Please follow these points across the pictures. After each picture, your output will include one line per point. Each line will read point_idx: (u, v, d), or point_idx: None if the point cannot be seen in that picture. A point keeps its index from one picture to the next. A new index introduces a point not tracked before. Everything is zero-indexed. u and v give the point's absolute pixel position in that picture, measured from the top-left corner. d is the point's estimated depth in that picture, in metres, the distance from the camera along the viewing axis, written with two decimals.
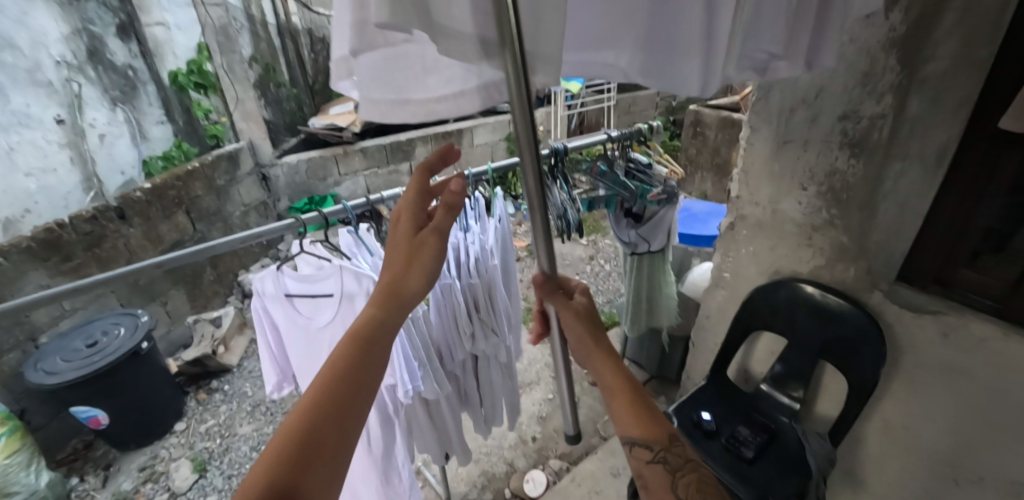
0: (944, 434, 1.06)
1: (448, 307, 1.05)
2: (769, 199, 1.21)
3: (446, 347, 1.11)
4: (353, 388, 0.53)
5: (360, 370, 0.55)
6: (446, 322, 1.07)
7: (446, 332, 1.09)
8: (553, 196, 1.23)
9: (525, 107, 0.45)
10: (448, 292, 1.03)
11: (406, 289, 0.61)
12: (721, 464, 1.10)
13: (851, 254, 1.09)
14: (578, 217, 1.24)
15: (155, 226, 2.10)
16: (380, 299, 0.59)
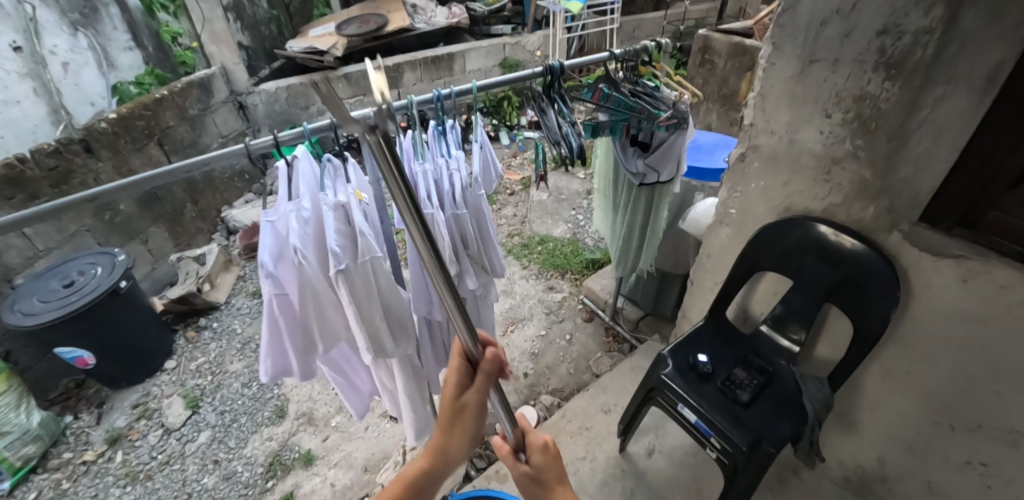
0: (947, 382, 1.02)
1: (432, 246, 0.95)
2: (787, 128, 1.09)
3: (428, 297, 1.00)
4: None
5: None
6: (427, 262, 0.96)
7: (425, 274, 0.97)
8: (550, 121, 1.12)
9: (408, 217, 0.41)
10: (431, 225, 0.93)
11: (449, 448, 0.65)
12: (715, 408, 1.06)
13: (872, 191, 0.99)
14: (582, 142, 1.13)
15: (125, 161, 1.98)
16: (430, 453, 0.67)
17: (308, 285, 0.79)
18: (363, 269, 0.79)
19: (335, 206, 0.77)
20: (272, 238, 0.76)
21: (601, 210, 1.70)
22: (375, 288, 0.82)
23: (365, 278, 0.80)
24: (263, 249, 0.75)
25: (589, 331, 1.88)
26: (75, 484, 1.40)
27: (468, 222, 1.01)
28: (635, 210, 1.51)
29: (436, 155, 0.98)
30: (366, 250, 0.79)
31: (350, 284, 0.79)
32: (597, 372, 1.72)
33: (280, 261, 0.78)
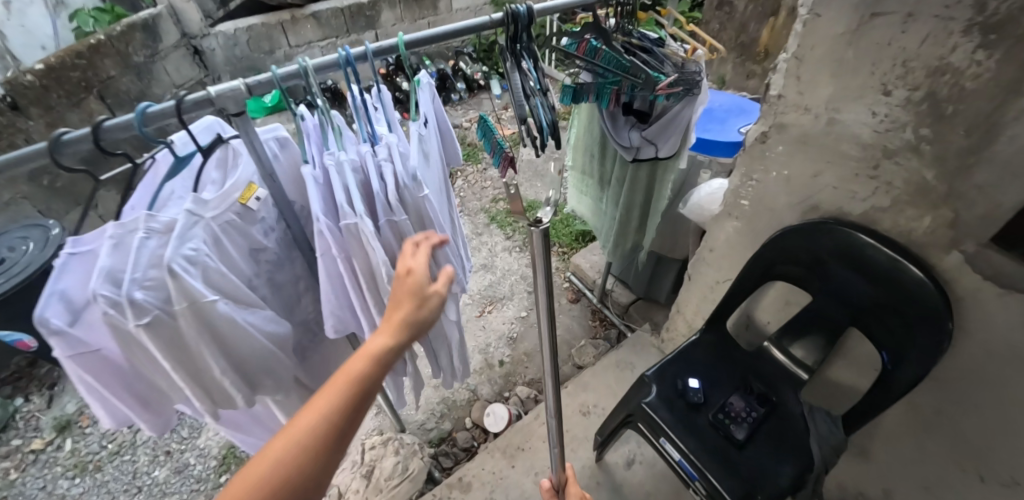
0: (988, 431, 0.84)
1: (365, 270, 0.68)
2: (826, 104, 0.82)
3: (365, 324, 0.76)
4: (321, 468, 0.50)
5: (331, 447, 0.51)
6: (353, 283, 0.70)
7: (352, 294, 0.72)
8: (512, 84, 0.75)
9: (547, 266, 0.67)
10: (358, 238, 0.65)
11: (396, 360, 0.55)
12: (705, 448, 0.89)
13: (932, 196, 0.75)
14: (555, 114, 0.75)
15: (61, 118, 1.79)
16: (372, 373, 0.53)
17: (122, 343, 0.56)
18: (191, 319, 0.58)
19: (148, 233, 0.55)
20: (75, 280, 0.54)
21: (574, 187, 1.45)
22: (213, 338, 0.61)
23: (197, 327, 0.59)
24: (48, 300, 0.51)
25: (574, 314, 1.70)
26: (24, 475, 1.34)
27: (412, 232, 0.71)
28: (633, 189, 1.25)
29: (360, 138, 0.70)
30: (188, 294, 0.57)
31: (162, 341, 0.57)
32: (579, 363, 1.54)
33: (81, 310, 0.54)
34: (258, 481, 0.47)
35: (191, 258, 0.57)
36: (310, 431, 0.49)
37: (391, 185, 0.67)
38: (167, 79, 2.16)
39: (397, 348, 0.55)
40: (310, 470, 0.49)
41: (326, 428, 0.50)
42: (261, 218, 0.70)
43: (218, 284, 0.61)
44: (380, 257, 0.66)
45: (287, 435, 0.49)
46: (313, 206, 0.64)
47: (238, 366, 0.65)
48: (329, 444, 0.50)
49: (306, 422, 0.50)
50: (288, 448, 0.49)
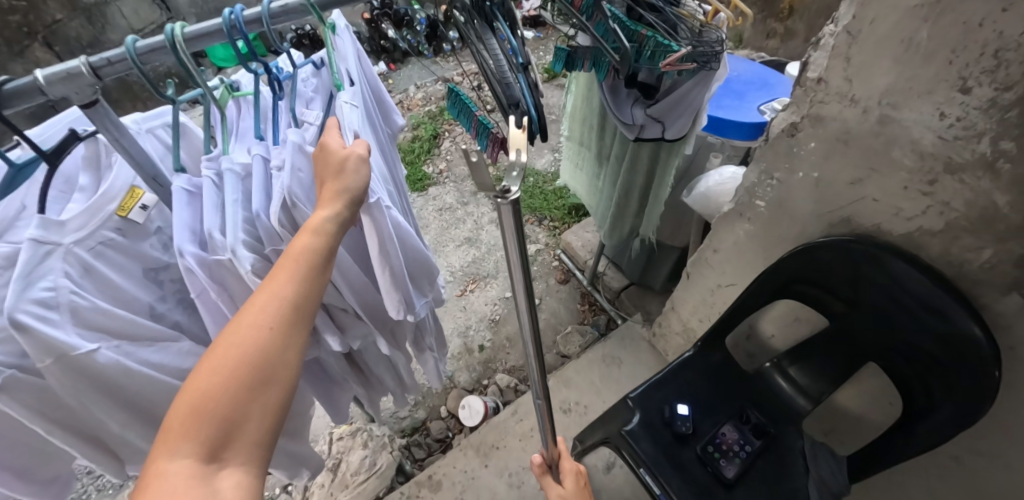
0: (1015, 488, 0.72)
1: None
2: (880, 97, 0.63)
3: None
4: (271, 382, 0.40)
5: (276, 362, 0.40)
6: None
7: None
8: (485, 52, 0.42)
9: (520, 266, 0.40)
10: (236, 277, 0.49)
11: (329, 250, 0.46)
12: (687, 488, 0.77)
13: (1001, 226, 0.58)
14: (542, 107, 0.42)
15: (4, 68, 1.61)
16: (300, 269, 0.44)
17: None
18: (66, 374, 0.43)
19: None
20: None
21: (570, 159, 1.25)
22: (105, 387, 0.47)
23: (71, 385, 0.44)
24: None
25: (563, 296, 1.48)
26: None
27: None
28: (633, 170, 1.03)
29: (256, 133, 0.53)
30: (48, 348, 0.42)
31: (26, 399, 0.44)
32: (563, 353, 1.36)
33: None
34: (213, 374, 0.38)
35: (48, 301, 0.42)
36: (258, 309, 0.41)
37: (280, 205, 0.49)
38: (124, 22, 1.92)
39: (343, 219, 0.48)
40: (271, 350, 0.40)
41: (278, 299, 0.42)
42: (157, 228, 0.54)
43: (101, 324, 0.46)
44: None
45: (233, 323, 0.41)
46: (174, 232, 0.47)
47: (147, 412, 0.51)
48: (283, 320, 0.42)
49: (260, 300, 0.42)
50: (242, 331, 0.40)
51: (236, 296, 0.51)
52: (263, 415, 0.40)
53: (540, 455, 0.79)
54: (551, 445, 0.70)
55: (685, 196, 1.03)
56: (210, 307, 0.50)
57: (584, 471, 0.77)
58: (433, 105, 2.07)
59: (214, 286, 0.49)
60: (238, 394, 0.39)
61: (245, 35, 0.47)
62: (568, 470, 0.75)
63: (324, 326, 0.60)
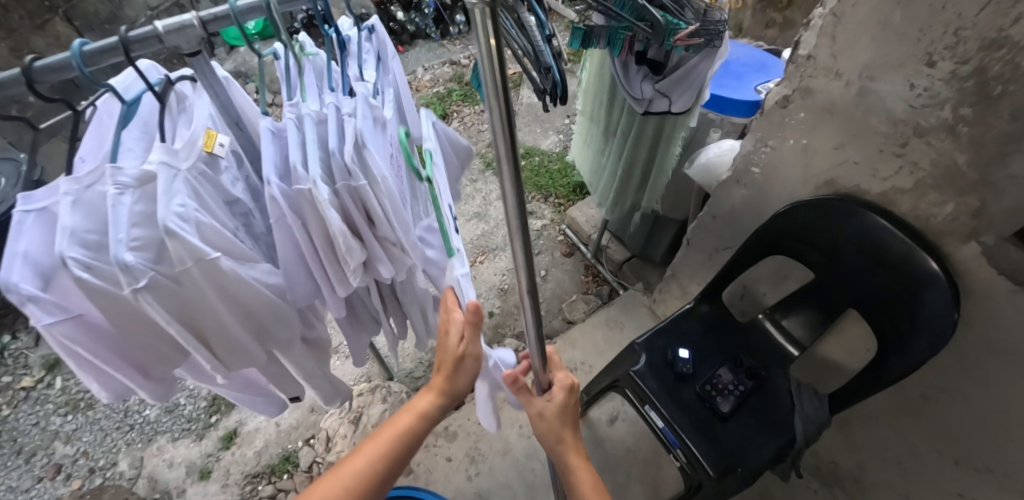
0: (971, 419, 0.82)
1: (322, 237, 0.59)
2: (860, 71, 0.72)
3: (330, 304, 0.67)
4: None
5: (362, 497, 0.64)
6: (312, 253, 0.60)
7: (313, 268, 0.62)
8: None
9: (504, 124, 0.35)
10: (314, 208, 0.55)
11: (423, 428, 0.69)
12: (689, 421, 0.88)
13: (961, 182, 0.68)
14: None
15: (25, 41, 1.62)
16: (403, 436, 0.67)
17: (104, 305, 0.49)
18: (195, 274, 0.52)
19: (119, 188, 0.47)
20: (27, 245, 0.45)
21: (580, 135, 1.34)
22: (220, 290, 0.56)
23: (194, 283, 0.53)
24: (12, 264, 0.44)
25: (567, 268, 1.57)
26: (16, 411, 1.37)
27: (379, 202, 0.58)
28: (637, 144, 1.12)
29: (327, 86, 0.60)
30: (190, 250, 0.50)
31: (164, 298, 0.52)
32: (569, 319, 1.46)
33: (50, 276, 0.47)
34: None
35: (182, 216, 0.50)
36: (368, 466, 0.65)
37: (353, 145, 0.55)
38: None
39: (439, 407, 0.69)
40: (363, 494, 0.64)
41: (378, 462, 0.65)
42: (226, 166, 0.62)
43: (213, 239, 0.54)
44: (337, 228, 0.56)
45: (348, 468, 0.64)
46: (264, 165, 0.54)
47: (247, 313, 0.61)
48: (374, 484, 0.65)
49: (369, 450, 0.65)
50: (353, 473, 0.64)
51: (307, 223, 0.57)
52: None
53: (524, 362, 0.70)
54: (539, 359, 0.62)
55: (687, 168, 1.12)
56: (284, 229, 0.58)
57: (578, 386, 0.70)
58: (442, 87, 2.14)
59: (292, 213, 0.56)
60: None
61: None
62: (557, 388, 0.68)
63: (375, 255, 0.63)
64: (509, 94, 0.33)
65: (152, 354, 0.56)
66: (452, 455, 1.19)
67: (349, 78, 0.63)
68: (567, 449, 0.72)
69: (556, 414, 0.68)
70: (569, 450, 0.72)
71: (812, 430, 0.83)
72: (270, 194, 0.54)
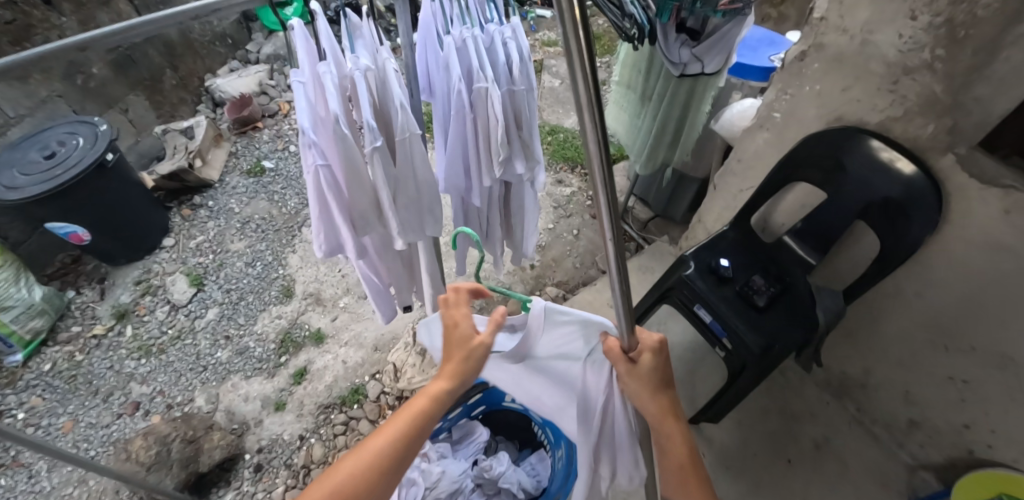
0: (955, 304, 1.04)
1: (483, 128, 0.81)
2: (863, 26, 0.95)
3: (471, 185, 0.91)
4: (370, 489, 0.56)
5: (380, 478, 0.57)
6: (473, 142, 0.83)
7: (469, 151, 0.85)
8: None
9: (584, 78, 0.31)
10: (484, 102, 0.78)
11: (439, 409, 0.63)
12: (732, 311, 1.16)
13: (940, 107, 0.91)
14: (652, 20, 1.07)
15: (92, 15, 1.79)
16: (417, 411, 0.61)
17: (350, 161, 0.65)
18: (409, 149, 0.70)
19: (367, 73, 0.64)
20: (306, 103, 0.61)
21: (615, 103, 1.58)
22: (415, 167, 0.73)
23: (403, 156, 0.70)
24: (303, 112, 0.61)
25: (597, 228, 1.83)
26: (89, 357, 1.44)
27: (523, 105, 0.84)
28: (672, 104, 1.35)
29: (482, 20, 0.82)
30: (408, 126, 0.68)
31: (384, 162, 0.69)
32: (602, 268, 1.71)
33: (319, 128, 0.63)
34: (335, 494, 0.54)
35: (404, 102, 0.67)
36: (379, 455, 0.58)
37: (515, 60, 0.80)
38: None
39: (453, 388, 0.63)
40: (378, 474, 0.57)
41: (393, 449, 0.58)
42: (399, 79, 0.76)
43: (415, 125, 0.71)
44: (498, 121, 0.79)
45: (365, 449, 0.58)
46: (456, 70, 0.75)
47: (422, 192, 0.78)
48: (387, 475, 0.58)
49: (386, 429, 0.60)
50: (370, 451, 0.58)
51: (477, 117, 0.80)
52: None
53: (615, 337, 0.60)
54: (627, 335, 0.50)
55: (713, 125, 1.40)
56: (461, 121, 0.81)
57: (667, 345, 0.59)
58: None
59: (471, 108, 0.79)
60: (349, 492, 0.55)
61: None
62: (648, 368, 0.57)
63: (517, 152, 0.88)
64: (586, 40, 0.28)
65: (358, 212, 0.72)
66: None
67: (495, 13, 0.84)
68: (661, 420, 0.58)
69: (649, 377, 0.57)
70: (665, 421, 0.59)
71: (831, 317, 1.10)
72: (457, 89, 0.76)
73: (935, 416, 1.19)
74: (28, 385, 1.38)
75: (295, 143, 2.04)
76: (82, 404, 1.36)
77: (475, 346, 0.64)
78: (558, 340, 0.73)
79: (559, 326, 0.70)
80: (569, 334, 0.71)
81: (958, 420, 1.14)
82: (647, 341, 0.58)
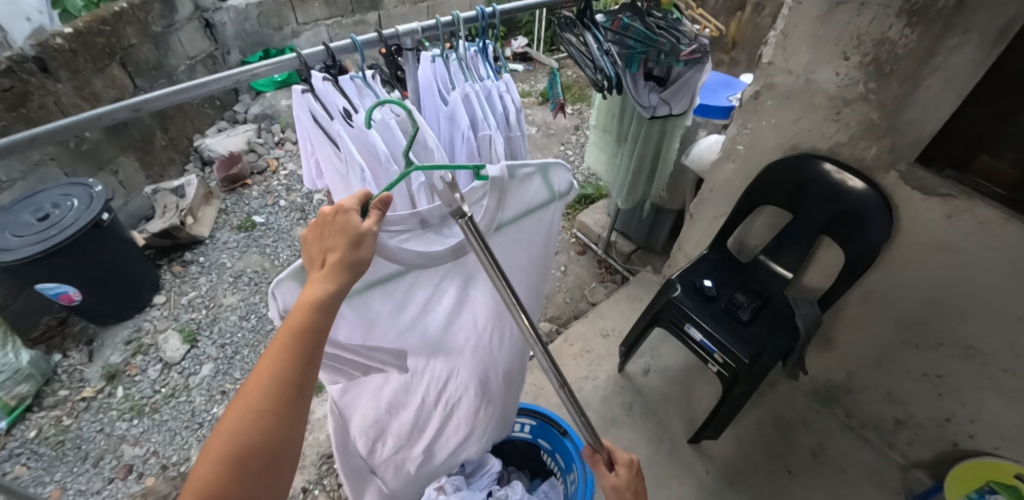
0: (919, 303, 1.15)
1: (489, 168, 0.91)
2: (804, 67, 1.10)
3: None
4: (263, 452, 0.49)
5: (274, 437, 0.49)
6: None
7: None
8: (589, 47, 1.17)
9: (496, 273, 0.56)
10: (488, 147, 0.87)
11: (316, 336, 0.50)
12: (719, 326, 1.26)
13: (879, 131, 1.05)
14: (615, 70, 1.19)
15: (87, 82, 1.88)
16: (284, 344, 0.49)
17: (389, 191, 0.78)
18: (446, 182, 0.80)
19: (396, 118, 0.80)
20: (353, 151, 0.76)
21: (593, 144, 1.73)
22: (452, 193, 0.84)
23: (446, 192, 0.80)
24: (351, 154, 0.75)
25: (583, 263, 2.02)
26: (78, 420, 1.39)
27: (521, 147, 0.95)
28: (646, 142, 1.52)
29: (478, 76, 0.95)
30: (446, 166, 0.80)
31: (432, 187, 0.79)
32: (592, 301, 1.90)
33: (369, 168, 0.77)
34: (226, 449, 0.48)
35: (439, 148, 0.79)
36: (264, 393, 0.49)
37: (512, 108, 0.92)
38: (181, 49, 2.28)
39: (329, 301, 0.50)
40: (265, 438, 0.49)
41: (285, 381, 0.50)
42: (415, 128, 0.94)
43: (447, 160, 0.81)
44: None
45: (239, 412, 0.49)
46: (462, 115, 0.86)
47: None
48: (285, 410, 0.50)
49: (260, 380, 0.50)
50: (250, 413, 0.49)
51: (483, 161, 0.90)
52: (275, 476, 0.51)
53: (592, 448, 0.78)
54: (594, 439, 0.71)
55: (683, 159, 1.55)
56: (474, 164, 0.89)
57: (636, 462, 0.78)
58: None
59: (477, 150, 0.88)
60: (242, 466, 0.48)
61: (485, 18, 0.95)
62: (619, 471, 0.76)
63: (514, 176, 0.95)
64: (490, 265, 0.55)
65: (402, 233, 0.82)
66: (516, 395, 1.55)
67: (490, 68, 0.98)
68: None
69: (625, 489, 0.75)
70: None
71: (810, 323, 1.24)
72: (464, 136, 0.86)
73: (918, 412, 1.28)
74: (11, 454, 1.32)
75: (285, 198, 2.09)
76: (70, 470, 1.30)
77: (346, 241, 0.51)
78: (523, 195, 0.73)
79: (523, 181, 0.71)
80: (528, 181, 0.71)
81: (940, 414, 1.23)
82: (622, 457, 0.77)
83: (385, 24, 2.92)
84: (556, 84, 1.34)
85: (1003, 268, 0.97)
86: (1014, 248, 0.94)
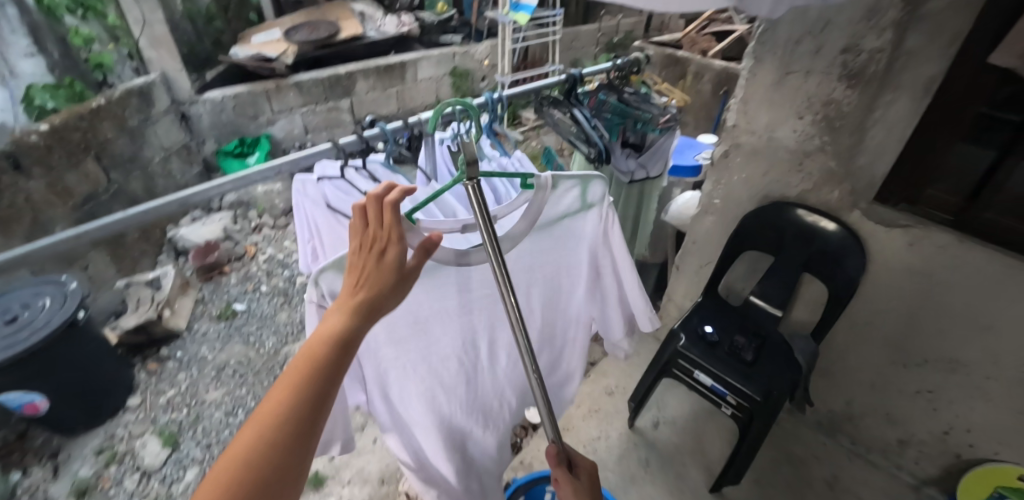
0: (900, 325, 1.25)
1: None
2: (765, 127, 1.27)
3: None
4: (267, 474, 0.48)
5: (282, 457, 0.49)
6: None
7: None
8: (579, 121, 1.29)
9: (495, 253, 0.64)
10: None
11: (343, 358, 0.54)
12: (727, 370, 1.30)
13: (838, 176, 1.20)
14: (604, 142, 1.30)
15: (60, 178, 1.86)
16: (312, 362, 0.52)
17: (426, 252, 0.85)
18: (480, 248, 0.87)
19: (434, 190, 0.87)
20: None
21: None
22: None
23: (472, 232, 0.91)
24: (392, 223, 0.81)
25: None
26: None
27: None
28: (626, 204, 1.63)
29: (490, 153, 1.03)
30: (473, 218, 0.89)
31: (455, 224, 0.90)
32: (590, 360, 1.91)
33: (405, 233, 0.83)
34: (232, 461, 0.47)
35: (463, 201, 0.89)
36: (286, 407, 0.50)
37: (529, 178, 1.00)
38: (156, 140, 2.29)
39: (355, 329, 0.55)
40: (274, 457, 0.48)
41: (306, 396, 0.51)
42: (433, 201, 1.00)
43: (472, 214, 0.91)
44: None
45: (255, 423, 0.49)
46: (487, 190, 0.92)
47: None
48: (294, 437, 0.50)
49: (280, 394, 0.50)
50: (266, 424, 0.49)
51: None
52: None
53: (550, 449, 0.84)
54: (559, 439, 0.78)
55: (664, 216, 1.67)
56: None
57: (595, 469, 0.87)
58: None
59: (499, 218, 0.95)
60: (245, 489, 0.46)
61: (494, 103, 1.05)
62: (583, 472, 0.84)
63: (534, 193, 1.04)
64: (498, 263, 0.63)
65: None
66: (530, 463, 1.49)
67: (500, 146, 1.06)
68: None
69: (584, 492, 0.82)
70: None
71: (809, 357, 1.31)
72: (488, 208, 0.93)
73: (918, 430, 1.35)
74: None
75: (266, 283, 2.03)
76: None
77: (382, 276, 0.56)
78: (563, 203, 0.85)
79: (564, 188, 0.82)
80: (568, 190, 0.83)
81: (938, 429, 1.30)
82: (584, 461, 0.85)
83: (357, 109, 3.07)
84: (553, 158, 1.49)
85: (966, 284, 1.09)
86: (972, 264, 1.06)
